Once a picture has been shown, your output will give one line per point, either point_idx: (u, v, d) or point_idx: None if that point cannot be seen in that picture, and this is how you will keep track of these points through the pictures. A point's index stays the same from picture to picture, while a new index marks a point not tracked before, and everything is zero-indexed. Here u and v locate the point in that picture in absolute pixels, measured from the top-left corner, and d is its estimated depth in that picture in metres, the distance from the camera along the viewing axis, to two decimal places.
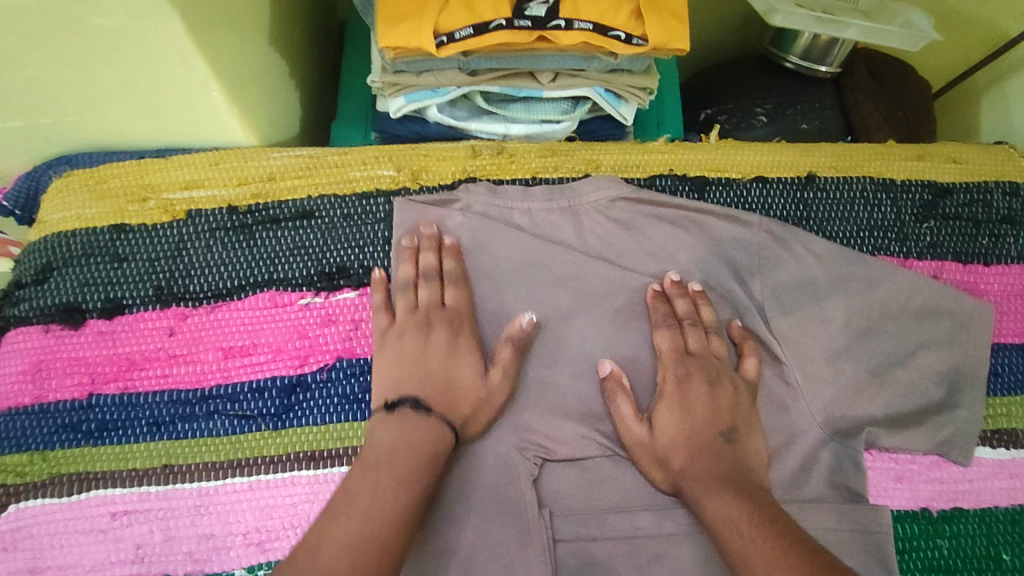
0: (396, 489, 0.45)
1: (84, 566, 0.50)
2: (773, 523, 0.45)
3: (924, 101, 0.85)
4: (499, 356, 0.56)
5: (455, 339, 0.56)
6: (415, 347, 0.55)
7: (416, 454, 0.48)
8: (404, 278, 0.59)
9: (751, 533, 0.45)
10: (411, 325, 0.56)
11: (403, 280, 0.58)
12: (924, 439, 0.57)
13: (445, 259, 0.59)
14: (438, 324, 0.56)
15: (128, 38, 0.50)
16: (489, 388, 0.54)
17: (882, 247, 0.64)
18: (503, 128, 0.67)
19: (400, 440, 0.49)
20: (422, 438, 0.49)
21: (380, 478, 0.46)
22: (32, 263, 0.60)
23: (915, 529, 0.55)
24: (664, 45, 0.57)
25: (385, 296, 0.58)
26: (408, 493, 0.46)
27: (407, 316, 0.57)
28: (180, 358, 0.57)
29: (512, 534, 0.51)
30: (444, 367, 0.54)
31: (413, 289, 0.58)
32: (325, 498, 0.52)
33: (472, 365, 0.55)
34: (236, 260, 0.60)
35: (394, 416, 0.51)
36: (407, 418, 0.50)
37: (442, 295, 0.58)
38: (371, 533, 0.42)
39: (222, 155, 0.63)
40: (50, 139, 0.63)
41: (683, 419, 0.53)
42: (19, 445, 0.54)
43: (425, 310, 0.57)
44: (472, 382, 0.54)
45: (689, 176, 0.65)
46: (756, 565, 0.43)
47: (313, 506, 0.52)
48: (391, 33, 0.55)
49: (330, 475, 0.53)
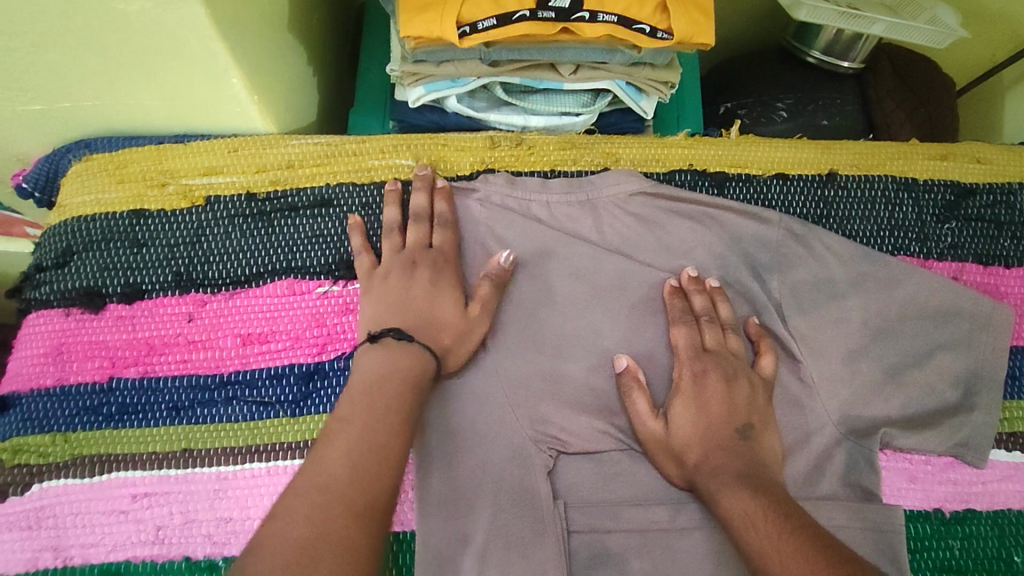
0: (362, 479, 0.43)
1: (106, 546, 0.51)
2: (793, 520, 0.45)
3: (946, 100, 0.84)
4: (480, 290, 0.56)
5: (439, 276, 0.55)
6: (401, 284, 0.54)
7: (389, 416, 0.47)
8: (389, 222, 0.59)
9: (770, 528, 0.45)
10: (397, 266, 0.56)
11: (389, 223, 0.59)
12: (940, 440, 0.57)
13: (437, 200, 0.59)
14: (423, 263, 0.56)
15: (149, 23, 0.49)
16: (468, 319, 0.55)
17: (902, 248, 0.64)
18: (522, 120, 0.67)
19: (389, 367, 0.49)
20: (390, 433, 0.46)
21: (372, 405, 0.47)
22: (52, 247, 0.60)
23: (927, 529, 0.55)
24: (688, 39, 0.56)
25: (364, 240, 0.59)
26: (395, 418, 0.47)
27: (392, 256, 0.57)
28: (199, 344, 0.57)
29: (527, 524, 0.52)
30: (429, 300, 0.54)
31: (398, 231, 0.58)
32: None
33: (455, 301, 0.55)
34: (256, 247, 0.60)
35: (378, 346, 0.51)
36: (391, 346, 0.50)
37: (427, 234, 0.58)
38: (360, 476, 0.43)
39: (241, 141, 0.63)
40: (69, 123, 0.63)
41: (698, 416, 0.53)
42: (41, 427, 0.55)
43: (411, 250, 0.57)
44: (453, 316, 0.54)
45: (710, 172, 0.65)
46: (773, 558, 0.43)
47: None
48: (413, 22, 0.55)
49: None
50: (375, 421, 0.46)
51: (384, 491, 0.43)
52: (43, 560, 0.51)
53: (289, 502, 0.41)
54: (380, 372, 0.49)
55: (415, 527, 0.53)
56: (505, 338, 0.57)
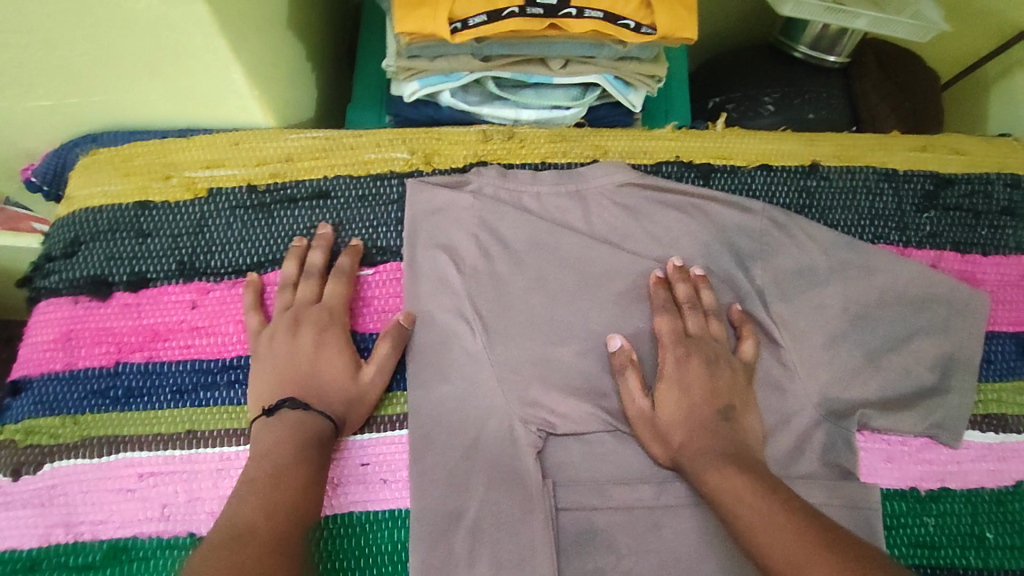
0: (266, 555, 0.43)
1: (115, 523, 0.54)
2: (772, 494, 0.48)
3: (931, 93, 0.86)
4: (374, 352, 0.57)
5: (323, 336, 0.57)
6: (285, 346, 0.56)
7: (303, 479, 0.49)
8: (286, 277, 0.60)
9: (755, 498, 0.48)
10: (281, 327, 0.57)
11: (285, 279, 0.60)
12: (915, 422, 0.59)
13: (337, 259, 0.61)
14: (307, 323, 0.57)
15: (155, 22, 0.52)
16: (355, 383, 0.56)
17: (882, 236, 0.66)
18: (514, 114, 0.69)
19: (283, 437, 0.51)
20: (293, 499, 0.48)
21: (274, 467, 0.49)
22: (61, 237, 0.62)
23: (903, 507, 0.57)
24: (671, 34, 0.58)
25: (257, 298, 0.59)
26: (297, 476, 0.49)
27: (279, 315, 0.58)
28: (202, 330, 0.59)
29: (516, 501, 0.54)
30: (312, 363, 0.56)
31: (291, 288, 0.60)
32: (344, 464, 0.56)
33: (341, 363, 0.56)
34: (257, 237, 0.62)
35: (274, 419, 0.53)
36: (284, 419, 0.53)
37: (317, 292, 0.59)
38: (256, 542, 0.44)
39: (242, 135, 0.65)
40: (77, 118, 0.65)
41: (681, 398, 0.55)
42: (52, 409, 0.57)
43: (296, 310, 0.58)
44: (341, 379, 0.55)
45: (696, 163, 0.67)
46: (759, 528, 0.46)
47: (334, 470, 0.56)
48: (407, 18, 0.57)
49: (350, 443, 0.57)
50: (281, 478, 0.49)
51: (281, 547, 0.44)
52: (55, 536, 0.53)
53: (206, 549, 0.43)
54: (275, 445, 0.51)
55: (410, 504, 0.55)
56: (496, 325, 0.59)
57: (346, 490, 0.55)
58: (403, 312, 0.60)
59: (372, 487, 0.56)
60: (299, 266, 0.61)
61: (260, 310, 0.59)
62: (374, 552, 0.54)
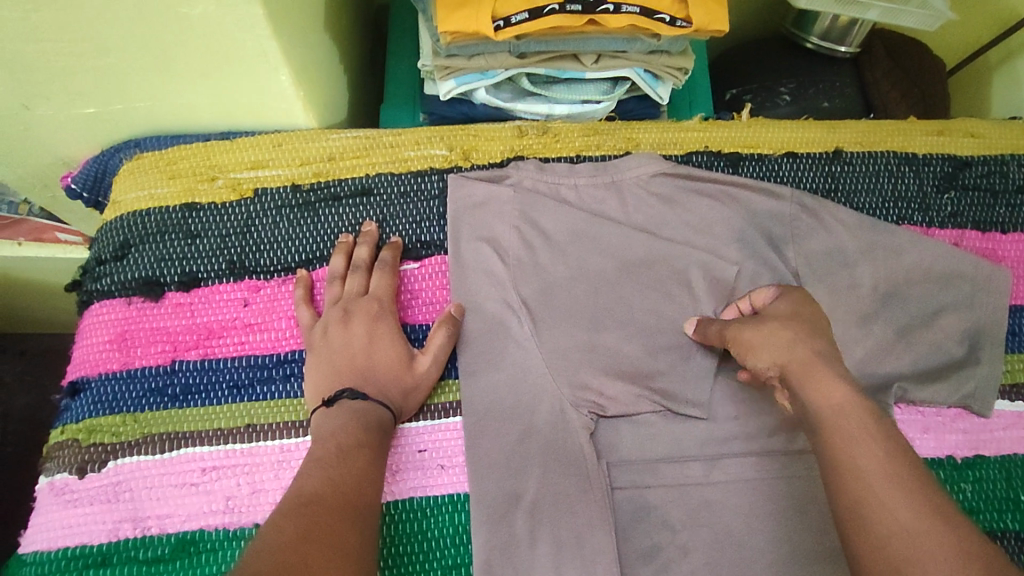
0: (348, 537, 0.45)
1: (180, 516, 0.54)
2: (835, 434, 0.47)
3: (939, 80, 0.89)
4: (432, 339, 0.59)
5: (375, 327, 0.58)
6: (340, 337, 0.57)
7: (368, 458, 0.51)
8: (334, 271, 0.61)
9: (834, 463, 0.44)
10: (334, 318, 0.58)
11: (333, 272, 0.61)
12: (949, 392, 0.62)
13: (381, 252, 0.62)
14: (358, 314, 0.58)
15: (209, 27, 0.53)
16: (411, 369, 0.57)
17: (905, 217, 0.68)
18: (547, 109, 0.70)
19: (344, 423, 0.53)
20: (356, 480, 0.49)
21: (340, 446, 0.51)
22: (111, 241, 0.63)
23: (941, 474, 0.60)
24: (705, 27, 0.60)
25: (307, 292, 0.61)
26: (363, 454, 0.51)
27: (331, 307, 0.59)
28: (256, 326, 0.61)
29: (573, 482, 0.56)
30: (368, 353, 0.57)
31: (340, 281, 0.61)
32: (414, 449, 0.57)
33: (398, 354, 0.57)
34: (304, 234, 0.64)
35: (334, 407, 0.54)
36: (344, 407, 0.54)
37: (364, 284, 0.60)
38: (326, 520, 0.45)
39: (285, 136, 0.67)
40: (120, 125, 0.66)
41: (776, 328, 0.53)
42: (111, 408, 0.58)
43: (346, 301, 0.59)
44: (397, 366, 0.57)
45: (724, 153, 0.69)
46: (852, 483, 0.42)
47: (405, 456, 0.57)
48: (451, 18, 0.58)
49: (417, 429, 0.58)
50: (347, 458, 0.50)
51: (352, 521, 0.46)
52: (123, 531, 0.54)
53: (276, 519, 0.44)
54: (338, 428, 0.52)
55: (468, 488, 0.56)
56: (544, 314, 0.61)
57: (405, 477, 0.57)
58: (452, 302, 0.61)
59: (430, 473, 0.57)
60: (347, 261, 0.62)
61: (311, 305, 0.60)
62: (437, 536, 0.55)
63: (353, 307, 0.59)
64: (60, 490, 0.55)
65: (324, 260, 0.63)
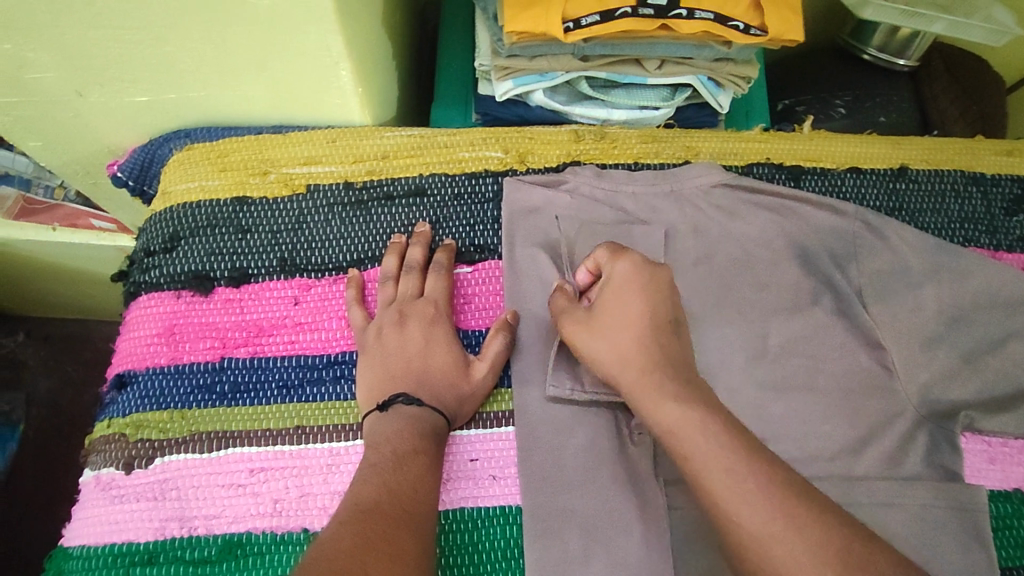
0: (408, 550, 0.43)
1: (228, 517, 0.53)
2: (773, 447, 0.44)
3: (999, 98, 0.86)
4: (489, 347, 0.57)
5: (430, 330, 0.57)
6: (396, 339, 0.56)
7: (421, 464, 0.49)
8: (387, 271, 0.60)
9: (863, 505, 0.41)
10: (388, 321, 0.57)
11: (385, 273, 0.60)
12: (1018, 423, 0.59)
13: (435, 254, 0.61)
14: (414, 316, 0.57)
15: (275, 18, 0.51)
16: (466, 375, 0.56)
17: (973, 239, 0.66)
18: (605, 114, 0.69)
19: (399, 428, 0.51)
20: (412, 487, 0.48)
21: (396, 453, 0.49)
22: (161, 232, 0.62)
23: (1008, 507, 0.57)
24: (779, 37, 0.59)
25: (359, 292, 0.59)
26: (418, 460, 0.49)
27: (384, 309, 0.58)
28: (306, 326, 0.59)
29: (628, 500, 0.55)
30: (423, 357, 0.56)
31: (392, 281, 0.60)
32: (476, 458, 0.56)
33: (452, 359, 0.56)
34: (356, 234, 0.62)
35: (389, 412, 0.52)
36: (400, 412, 0.52)
37: (418, 286, 0.59)
38: (380, 530, 0.43)
39: (339, 133, 0.66)
40: (171, 115, 0.65)
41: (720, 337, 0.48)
42: (159, 404, 0.57)
43: (400, 303, 0.58)
44: (453, 372, 0.55)
45: (787, 165, 0.68)
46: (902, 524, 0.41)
47: (468, 464, 0.56)
48: (519, 17, 0.57)
49: (481, 436, 0.57)
50: (403, 464, 0.49)
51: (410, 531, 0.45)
52: (169, 530, 0.53)
53: (336, 527, 0.43)
54: (395, 434, 0.51)
55: (521, 500, 0.55)
56: None
57: (457, 486, 0.55)
58: (505, 308, 0.60)
59: (482, 483, 0.55)
60: (399, 261, 0.61)
61: (363, 306, 0.59)
62: (488, 549, 0.54)
63: (408, 309, 0.58)
64: (106, 484, 0.54)
65: (375, 260, 0.62)
